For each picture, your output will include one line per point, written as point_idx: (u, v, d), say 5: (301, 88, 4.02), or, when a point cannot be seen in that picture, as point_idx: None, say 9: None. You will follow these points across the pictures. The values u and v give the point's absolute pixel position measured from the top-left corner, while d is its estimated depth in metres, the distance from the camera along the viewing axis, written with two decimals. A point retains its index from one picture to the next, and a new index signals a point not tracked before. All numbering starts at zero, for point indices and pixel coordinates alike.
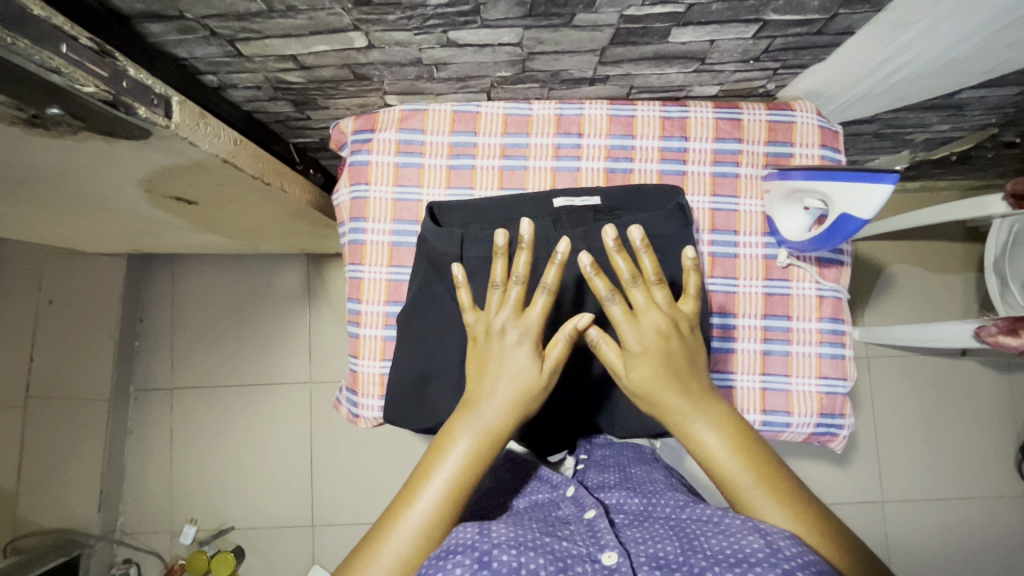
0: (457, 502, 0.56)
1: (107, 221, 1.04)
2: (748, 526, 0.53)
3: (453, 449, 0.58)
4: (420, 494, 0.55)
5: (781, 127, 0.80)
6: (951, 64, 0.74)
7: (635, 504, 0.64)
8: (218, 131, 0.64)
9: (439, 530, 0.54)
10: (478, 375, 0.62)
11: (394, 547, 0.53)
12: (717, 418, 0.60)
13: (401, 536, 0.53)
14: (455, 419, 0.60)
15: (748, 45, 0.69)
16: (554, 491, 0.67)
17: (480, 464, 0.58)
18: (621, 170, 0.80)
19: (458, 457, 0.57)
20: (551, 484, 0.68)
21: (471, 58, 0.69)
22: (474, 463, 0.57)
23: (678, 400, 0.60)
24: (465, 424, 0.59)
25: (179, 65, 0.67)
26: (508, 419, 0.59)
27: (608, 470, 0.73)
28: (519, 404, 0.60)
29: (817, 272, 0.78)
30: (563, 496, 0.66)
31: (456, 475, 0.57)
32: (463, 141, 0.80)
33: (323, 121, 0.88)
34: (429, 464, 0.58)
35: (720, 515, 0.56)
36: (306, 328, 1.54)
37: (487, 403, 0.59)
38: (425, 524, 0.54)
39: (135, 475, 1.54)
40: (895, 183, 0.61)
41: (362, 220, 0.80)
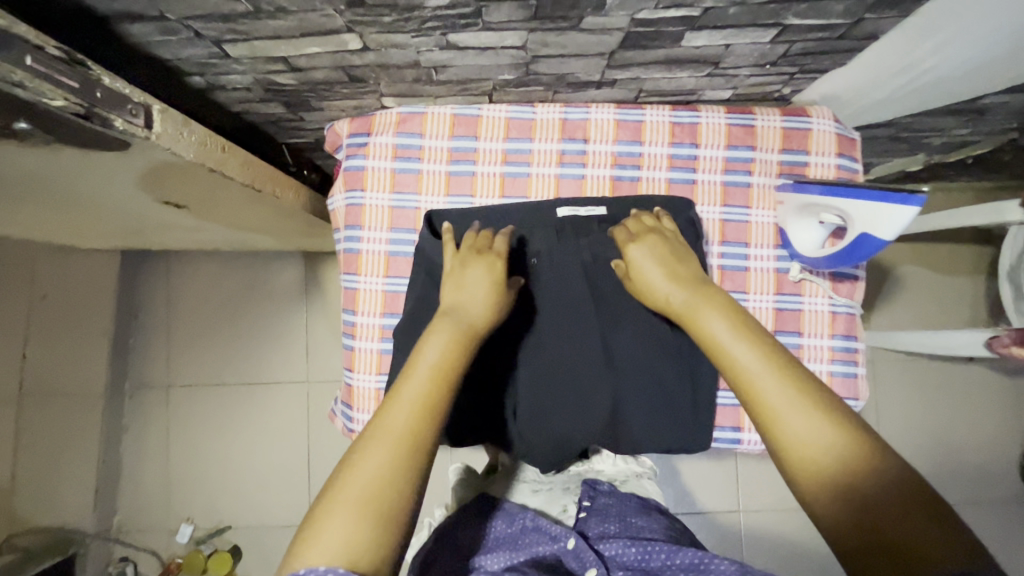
0: (441, 394, 0.52)
1: (96, 221, 1.01)
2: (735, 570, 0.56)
3: (428, 349, 0.54)
4: (402, 394, 0.51)
5: (797, 135, 0.76)
6: (978, 71, 0.70)
7: (633, 555, 0.63)
8: (205, 139, 0.61)
9: (432, 425, 0.50)
10: (453, 296, 0.61)
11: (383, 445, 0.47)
12: (726, 308, 0.56)
13: (392, 434, 0.48)
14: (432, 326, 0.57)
15: (766, 49, 0.65)
16: (553, 544, 0.65)
17: (458, 361, 0.54)
18: (628, 178, 0.77)
19: (434, 355, 0.54)
20: (550, 535, 0.66)
21: (472, 61, 0.66)
22: (451, 360, 0.54)
23: (686, 296, 0.59)
24: (440, 327, 0.57)
25: (163, 66, 0.63)
26: (478, 325, 0.59)
27: (610, 520, 0.72)
28: (487, 310, 0.60)
29: (831, 287, 0.75)
30: (564, 548, 0.64)
31: (424, 380, 0.52)
32: (464, 146, 0.77)
33: (318, 122, 0.84)
34: (405, 369, 0.53)
35: (707, 559, 0.59)
36: (303, 326, 1.52)
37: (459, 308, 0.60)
38: (415, 419, 0.49)
39: (132, 473, 1.53)
40: (921, 206, 0.58)
41: (357, 228, 0.77)
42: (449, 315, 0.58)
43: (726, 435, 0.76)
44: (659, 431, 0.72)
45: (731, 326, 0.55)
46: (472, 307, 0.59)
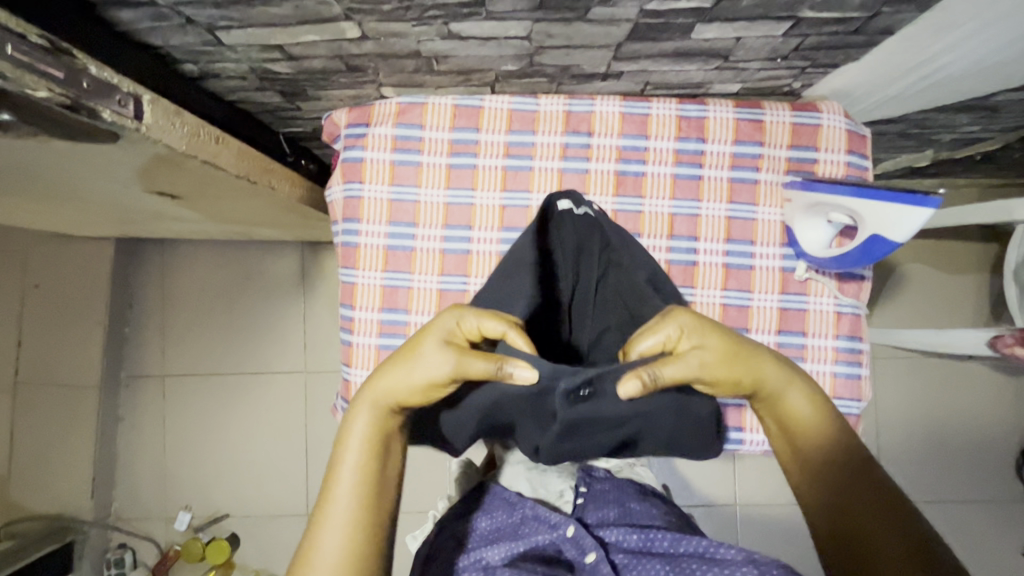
0: (376, 472, 0.54)
1: (89, 209, 0.99)
2: (742, 559, 0.59)
3: (354, 427, 0.55)
4: (336, 488, 0.53)
5: (806, 130, 0.74)
6: (994, 67, 0.68)
7: (635, 542, 0.65)
8: (198, 130, 0.59)
9: (364, 519, 0.52)
10: (390, 362, 0.56)
11: (320, 564, 0.50)
12: (778, 360, 0.60)
13: (322, 555, 0.50)
14: (354, 402, 0.56)
15: (778, 43, 0.63)
16: (552, 531, 0.66)
17: (384, 433, 0.56)
18: (633, 173, 0.75)
19: (361, 430, 0.55)
20: (549, 522, 0.66)
21: (475, 51, 0.64)
22: (378, 435, 0.55)
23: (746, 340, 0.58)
24: (360, 403, 0.55)
25: (154, 53, 0.61)
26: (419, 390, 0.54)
27: (607, 506, 0.73)
28: (430, 373, 0.54)
29: (837, 286, 0.74)
30: (564, 535, 0.65)
31: (360, 462, 0.54)
32: (465, 138, 0.75)
33: (315, 111, 0.82)
34: (334, 461, 0.54)
35: (713, 548, 0.62)
36: (300, 317, 1.51)
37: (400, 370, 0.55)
38: (347, 526, 0.51)
39: (128, 462, 1.52)
40: (936, 207, 0.56)
41: (355, 221, 0.75)
42: (375, 386, 0.55)
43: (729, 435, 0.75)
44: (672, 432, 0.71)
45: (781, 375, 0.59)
46: (403, 372, 0.54)
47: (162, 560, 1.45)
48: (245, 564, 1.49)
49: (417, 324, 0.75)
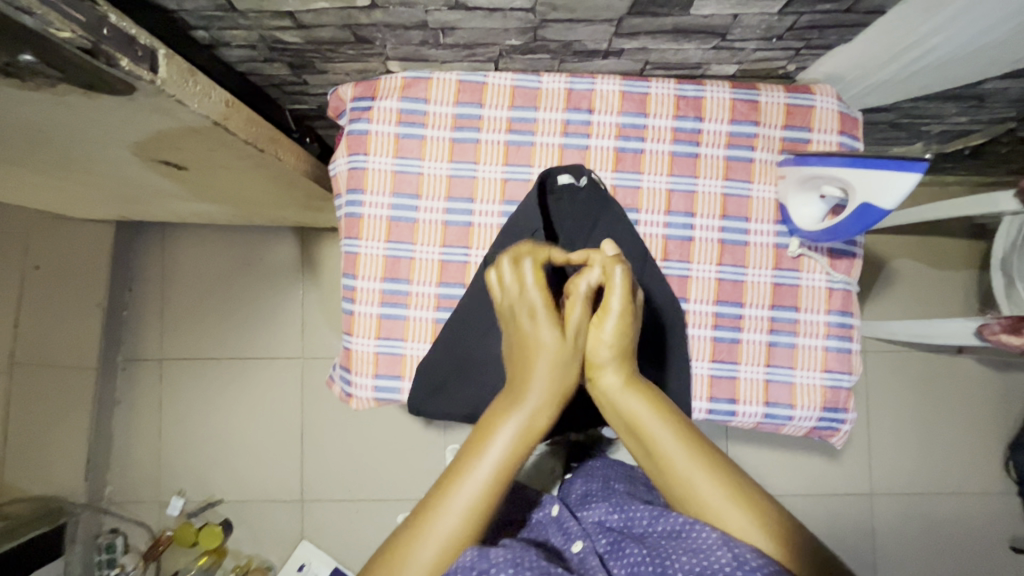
0: (509, 469, 0.56)
1: (94, 185, 1.00)
2: (716, 541, 0.52)
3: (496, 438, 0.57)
4: (473, 469, 0.56)
5: (800, 112, 0.77)
6: (980, 51, 0.71)
7: (617, 523, 0.66)
8: (209, 91, 0.60)
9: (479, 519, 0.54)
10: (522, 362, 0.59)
11: (442, 527, 0.53)
12: (647, 389, 0.61)
13: (436, 532, 0.53)
14: (500, 405, 0.59)
15: (773, 21, 0.66)
16: (540, 512, 0.71)
17: (524, 447, 0.57)
18: (632, 150, 0.77)
19: (501, 445, 0.56)
20: (538, 504, 0.72)
21: (480, 24, 0.66)
22: (518, 445, 0.57)
23: (612, 377, 0.61)
24: (507, 405, 0.58)
25: (166, 17, 0.62)
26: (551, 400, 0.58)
27: (594, 481, 0.77)
28: (554, 386, 0.58)
29: (829, 263, 0.76)
30: (550, 517, 0.70)
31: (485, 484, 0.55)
32: (468, 113, 0.77)
33: (321, 86, 0.83)
34: (475, 442, 0.57)
35: (690, 525, 0.56)
36: (299, 303, 1.51)
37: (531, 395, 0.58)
38: (475, 501, 0.54)
39: (123, 446, 1.52)
40: (923, 172, 0.59)
41: (359, 192, 0.77)
42: (523, 396, 0.58)
43: (722, 406, 0.76)
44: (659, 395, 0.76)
45: (649, 404, 0.60)
46: (540, 373, 0.58)
47: (154, 544, 1.45)
48: (238, 550, 1.48)
49: (419, 294, 0.76)
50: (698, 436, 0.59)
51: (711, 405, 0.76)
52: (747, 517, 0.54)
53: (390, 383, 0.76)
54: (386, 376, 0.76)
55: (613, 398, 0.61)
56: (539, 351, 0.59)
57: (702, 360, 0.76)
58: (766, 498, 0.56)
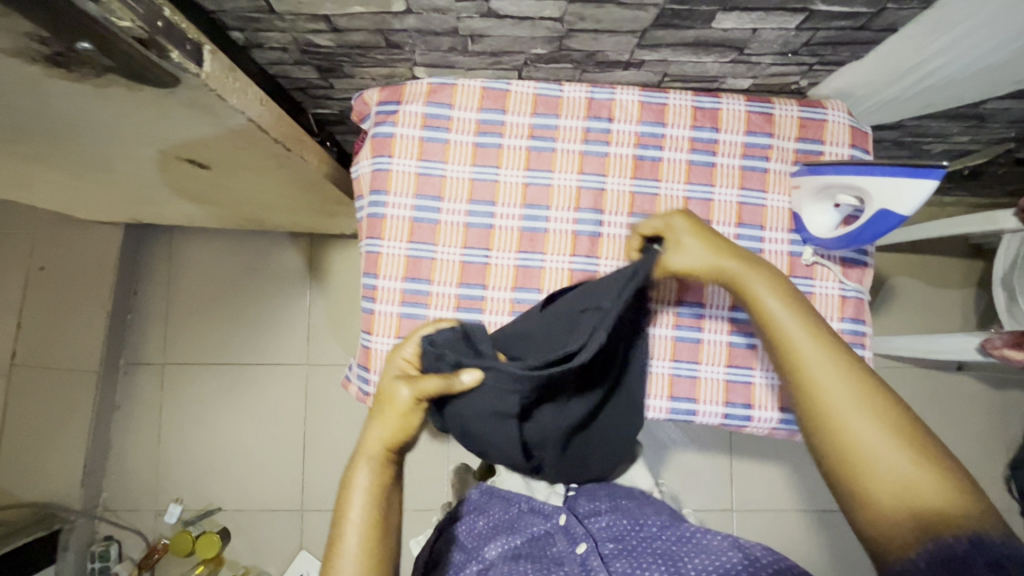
0: (381, 517, 0.58)
1: (112, 185, 1.00)
2: (726, 545, 0.65)
3: (355, 483, 0.59)
4: (345, 527, 0.57)
5: (813, 125, 0.79)
6: (985, 70, 0.74)
7: (622, 526, 0.72)
8: (247, 88, 0.61)
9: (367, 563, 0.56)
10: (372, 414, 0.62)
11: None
12: (790, 297, 0.61)
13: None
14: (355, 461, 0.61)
15: (790, 36, 0.68)
16: (547, 522, 0.74)
17: (385, 481, 0.60)
18: (650, 158, 0.79)
19: (363, 480, 0.59)
20: (542, 513, 0.74)
21: (508, 32, 0.68)
22: (379, 484, 0.59)
23: (755, 283, 0.62)
24: (357, 458, 0.60)
25: (206, 17, 0.64)
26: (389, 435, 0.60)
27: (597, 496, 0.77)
28: (403, 421, 0.60)
29: (841, 271, 0.78)
30: (557, 525, 0.73)
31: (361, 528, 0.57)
32: (491, 119, 0.78)
33: (346, 91, 0.85)
34: (342, 502, 0.59)
35: (700, 534, 0.67)
36: (306, 309, 1.51)
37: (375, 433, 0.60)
38: (360, 556, 0.56)
39: (121, 452, 1.49)
40: (940, 179, 0.60)
41: (382, 193, 0.78)
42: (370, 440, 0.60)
43: (738, 412, 0.77)
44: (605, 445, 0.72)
45: (790, 310, 0.60)
46: (380, 424, 0.60)
47: (149, 553, 1.42)
48: (235, 560, 1.45)
49: (440, 294, 0.77)
50: (841, 350, 0.57)
51: (726, 410, 0.76)
52: (913, 463, 0.50)
53: None
54: None
55: (762, 316, 0.61)
56: (379, 410, 0.61)
57: (718, 365, 0.77)
58: (908, 416, 0.53)
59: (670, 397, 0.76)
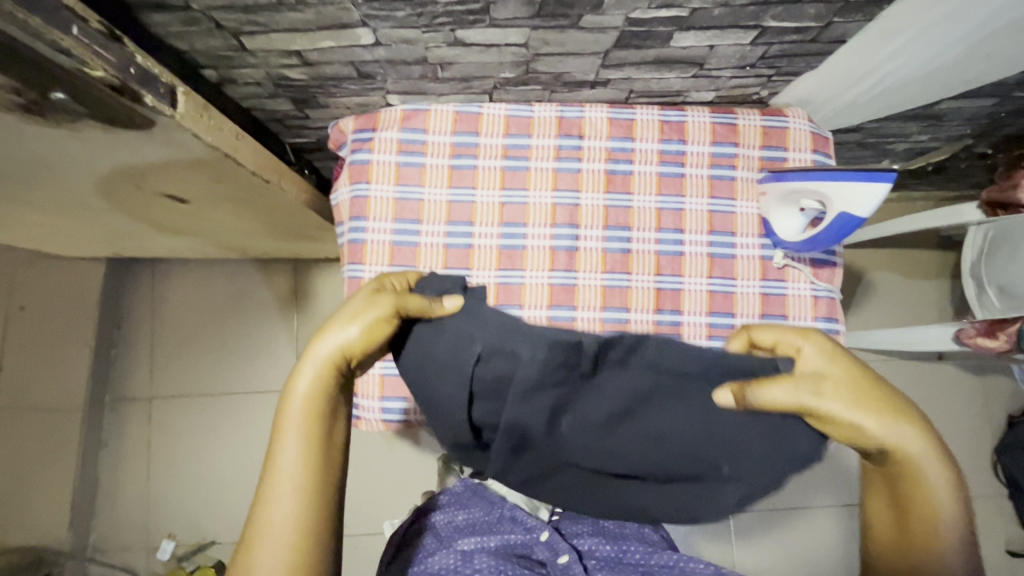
0: (322, 431, 0.53)
1: (92, 222, 1.00)
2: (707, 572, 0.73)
3: (297, 390, 0.53)
4: (285, 433, 0.52)
5: (775, 132, 0.82)
6: (933, 73, 0.78)
7: (607, 550, 0.79)
8: (222, 125, 0.63)
9: (311, 483, 0.51)
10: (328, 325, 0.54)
11: (275, 510, 0.49)
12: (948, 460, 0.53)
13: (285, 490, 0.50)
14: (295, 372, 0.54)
15: (747, 51, 0.71)
16: (527, 533, 0.78)
17: (331, 395, 0.53)
18: (621, 172, 0.81)
19: (306, 384, 0.53)
20: (525, 525, 0.79)
21: (476, 58, 0.70)
22: (322, 391, 0.53)
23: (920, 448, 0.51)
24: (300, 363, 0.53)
25: (178, 56, 0.65)
26: (347, 352, 0.53)
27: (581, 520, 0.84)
28: (367, 333, 0.53)
29: (811, 273, 0.80)
30: (537, 538, 0.77)
31: (304, 453, 0.51)
32: (465, 141, 0.80)
33: (322, 120, 0.87)
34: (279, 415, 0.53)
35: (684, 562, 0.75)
36: (293, 334, 1.51)
37: (329, 345, 0.53)
38: (300, 466, 0.51)
39: (110, 489, 1.47)
40: (892, 182, 0.63)
41: (362, 219, 0.79)
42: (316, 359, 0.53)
43: None
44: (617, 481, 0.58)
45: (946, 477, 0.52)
46: (335, 338, 0.53)
47: None
48: None
49: None
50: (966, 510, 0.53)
51: None
52: None
53: (396, 404, 0.77)
54: (392, 398, 0.77)
55: (910, 480, 0.53)
56: (340, 318, 0.53)
57: None
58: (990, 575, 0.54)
59: None
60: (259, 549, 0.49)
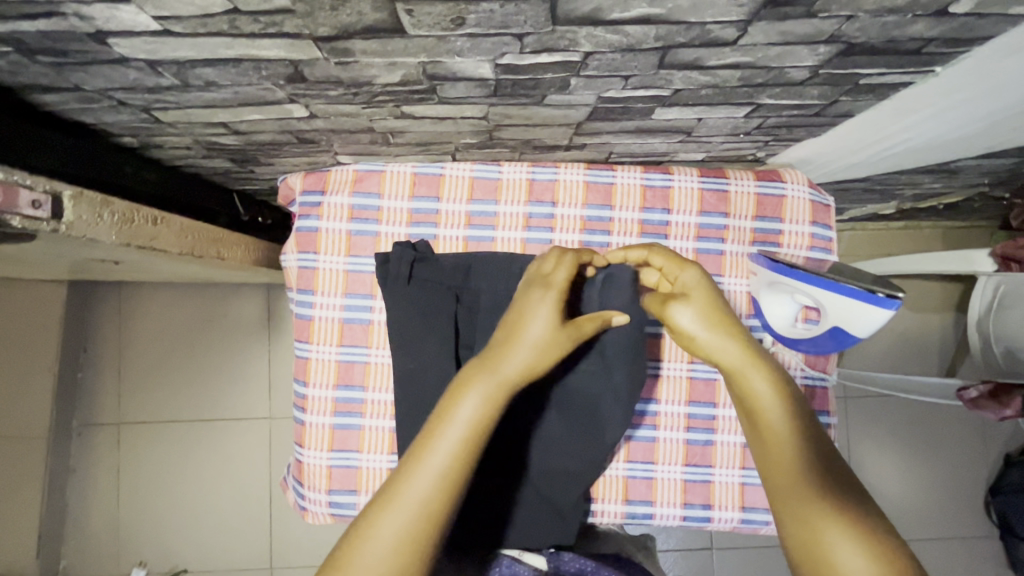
0: (473, 453, 0.51)
1: (33, 268, 0.93)
2: None
3: (463, 403, 0.52)
4: (433, 448, 0.50)
5: (770, 201, 0.74)
6: (952, 141, 0.69)
7: None
8: (131, 215, 0.55)
9: (439, 508, 0.48)
10: (505, 339, 0.56)
11: (405, 511, 0.47)
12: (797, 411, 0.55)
13: (409, 499, 0.48)
14: (469, 371, 0.54)
15: (740, 122, 0.63)
16: None
17: (493, 417, 0.52)
18: (597, 244, 0.73)
19: (469, 412, 0.51)
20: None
21: (431, 128, 0.61)
22: (487, 418, 0.52)
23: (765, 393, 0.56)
24: (478, 376, 0.53)
25: (84, 127, 0.58)
26: (526, 371, 0.55)
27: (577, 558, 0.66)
28: (544, 352, 0.56)
29: (803, 359, 0.73)
30: None
31: (446, 469, 0.49)
32: (425, 207, 0.72)
33: (269, 173, 0.78)
34: (439, 418, 0.52)
35: None
36: (265, 359, 1.45)
37: (518, 349, 0.55)
38: (441, 478, 0.49)
39: (79, 515, 1.43)
40: (896, 308, 0.58)
41: (309, 293, 0.72)
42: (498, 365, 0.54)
43: (697, 512, 0.73)
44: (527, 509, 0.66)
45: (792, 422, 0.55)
46: (522, 350, 0.55)
47: None
48: None
49: (374, 402, 0.71)
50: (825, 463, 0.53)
51: (684, 511, 0.73)
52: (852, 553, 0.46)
53: (344, 499, 0.71)
54: (341, 491, 0.71)
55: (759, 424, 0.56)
56: (533, 314, 0.57)
57: (675, 465, 0.73)
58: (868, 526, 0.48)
59: (626, 500, 0.73)
60: (369, 542, 0.46)
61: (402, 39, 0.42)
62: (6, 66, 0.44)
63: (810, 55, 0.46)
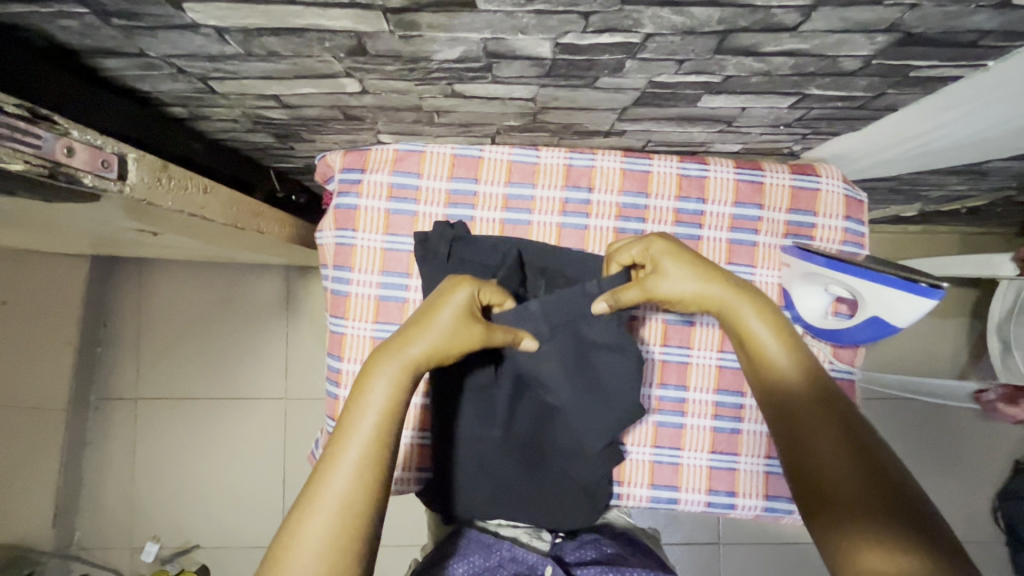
0: (389, 444, 0.48)
1: (67, 239, 0.94)
2: None
3: (373, 386, 0.49)
4: (346, 444, 0.47)
5: (805, 195, 0.74)
6: (989, 140, 0.69)
7: None
8: (185, 183, 0.57)
9: (361, 504, 0.46)
10: (413, 326, 0.53)
11: (323, 518, 0.44)
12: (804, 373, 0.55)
13: (328, 503, 0.45)
14: (372, 359, 0.51)
15: (782, 113, 0.63)
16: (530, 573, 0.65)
17: (406, 398, 0.50)
18: (632, 231, 0.74)
19: (380, 399, 0.49)
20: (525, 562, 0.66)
21: (477, 108, 0.62)
22: (398, 405, 0.49)
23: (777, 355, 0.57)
24: (384, 359, 0.50)
25: (139, 95, 0.59)
26: (436, 354, 0.52)
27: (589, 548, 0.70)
28: (452, 337, 0.53)
29: (832, 352, 0.73)
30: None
31: (365, 458, 0.47)
32: (463, 189, 0.73)
33: (308, 150, 0.79)
34: (349, 410, 0.49)
35: None
36: (282, 341, 1.46)
37: (421, 335, 0.52)
38: (357, 473, 0.46)
39: (94, 488, 1.44)
40: (939, 299, 0.58)
41: (346, 269, 0.73)
42: (405, 346, 0.51)
43: (721, 499, 0.74)
44: (551, 485, 0.70)
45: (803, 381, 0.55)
46: (431, 334, 0.52)
47: None
48: None
49: None
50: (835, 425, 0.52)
51: (708, 497, 0.74)
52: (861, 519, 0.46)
53: None
54: None
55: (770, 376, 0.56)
56: (440, 312, 0.53)
57: (701, 452, 0.74)
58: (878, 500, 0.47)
59: (651, 485, 0.74)
60: (297, 545, 0.44)
61: (470, 13, 0.42)
62: (77, 29, 0.45)
63: (867, 44, 0.47)
